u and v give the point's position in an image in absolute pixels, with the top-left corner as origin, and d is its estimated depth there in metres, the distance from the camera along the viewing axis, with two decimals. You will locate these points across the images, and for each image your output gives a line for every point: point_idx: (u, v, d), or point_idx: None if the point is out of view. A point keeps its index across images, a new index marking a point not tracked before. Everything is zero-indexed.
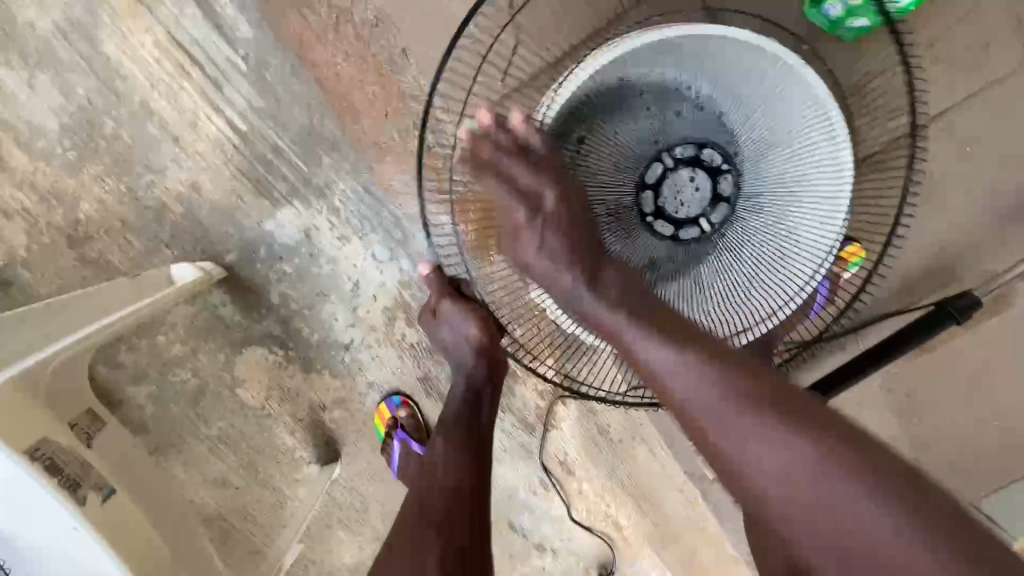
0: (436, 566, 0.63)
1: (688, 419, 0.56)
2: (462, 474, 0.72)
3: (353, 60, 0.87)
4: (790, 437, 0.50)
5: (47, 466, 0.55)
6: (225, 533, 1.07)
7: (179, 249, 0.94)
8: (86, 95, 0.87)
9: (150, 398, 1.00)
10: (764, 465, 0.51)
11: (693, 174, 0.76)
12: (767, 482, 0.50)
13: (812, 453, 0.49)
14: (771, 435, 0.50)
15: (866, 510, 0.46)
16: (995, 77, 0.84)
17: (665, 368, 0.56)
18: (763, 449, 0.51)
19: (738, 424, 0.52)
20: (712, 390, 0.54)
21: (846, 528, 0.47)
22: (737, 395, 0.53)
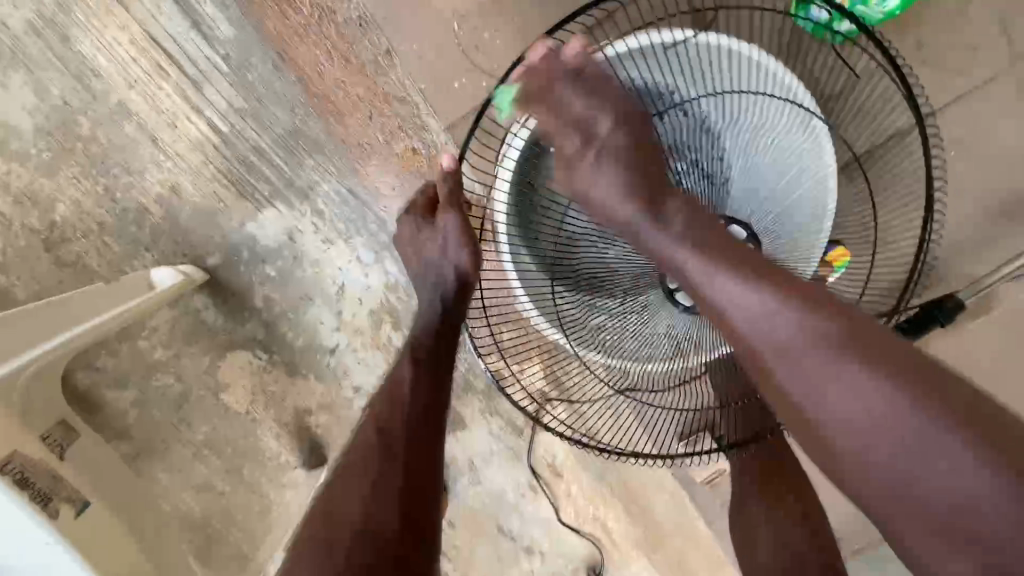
0: (402, 479, 0.64)
1: (772, 377, 0.50)
2: (416, 389, 0.70)
3: (336, 60, 0.85)
4: (881, 388, 0.45)
5: (18, 480, 0.54)
6: (210, 538, 1.05)
7: (160, 253, 0.92)
8: (62, 95, 0.84)
9: (131, 403, 0.98)
10: (836, 410, 0.46)
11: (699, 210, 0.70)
12: (860, 432, 0.45)
13: (885, 403, 0.44)
14: (837, 383, 0.46)
15: (962, 461, 0.42)
16: (979, 81, 0.85)
17: (737, 302, 0.52)
18: (830, 379, 0.47)
19: (825, 365, 0.47)
20: (802, 347, 0.48)
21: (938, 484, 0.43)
22: (834, 339, 0.47)
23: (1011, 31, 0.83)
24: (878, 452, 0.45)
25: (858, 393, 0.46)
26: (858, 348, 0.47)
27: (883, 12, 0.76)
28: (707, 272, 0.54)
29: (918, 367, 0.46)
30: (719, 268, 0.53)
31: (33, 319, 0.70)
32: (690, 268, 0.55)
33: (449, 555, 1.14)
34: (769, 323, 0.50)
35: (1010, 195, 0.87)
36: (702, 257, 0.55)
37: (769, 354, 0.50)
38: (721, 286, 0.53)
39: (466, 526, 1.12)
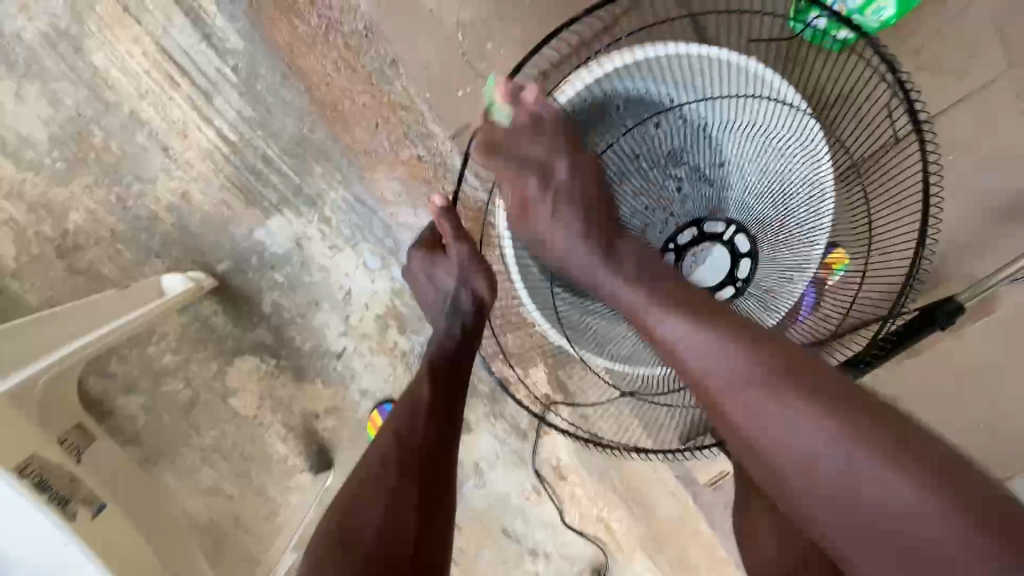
0: (416, 492, 0.66)
1: (733, 431, 0.55)
2: (432, 393, 0.73)
3: (343, 70, 0.87)
4: (832, 432, 0.48)
5: (37, 482, 0.55)
6: (218, 542, 1.07)
7: (171, 259, 0.94)
8: (75, 106, 0.86)
9: (142, 408, 1.00)
10: (793, 444, 0.50)
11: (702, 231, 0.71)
12: (811, 454, 0.49)
13: (829, 430, 0.49)
14: (779, 412, 0.51)
15: (895, 488, 0.45)
16: (977, 86, 0.86)
17: (688, 339, 0.57)
18: (775, 415, 0.52)
19: (766, 401, 0.52)
20: (739, 365, 0.55)
21: (876, 518, 0.46)
22: (767, 371, 0.53)
23: (1007, 36, 0.85)
24: (820, 470, 0.49)
25: (798, 426, 0.50)
26: (805, 389, 0.51)
27: (879, 22, 0.78)
28: (658, 313, 0.60)
29: (884, 411, 0.50)
30: (671, 310, 0.60)
31: (48, 326, 0.71)
32: (641, 305, 0.62)
33: (455, 557, 1.15)
34: (717, 360, 0.56)
35: (1010, 198, 0.88)
36: (653, 296, 0.61)
37: (727, 398, 0.55)
38: (671, 327, 0.59)
39: (472, 529, 1.13)
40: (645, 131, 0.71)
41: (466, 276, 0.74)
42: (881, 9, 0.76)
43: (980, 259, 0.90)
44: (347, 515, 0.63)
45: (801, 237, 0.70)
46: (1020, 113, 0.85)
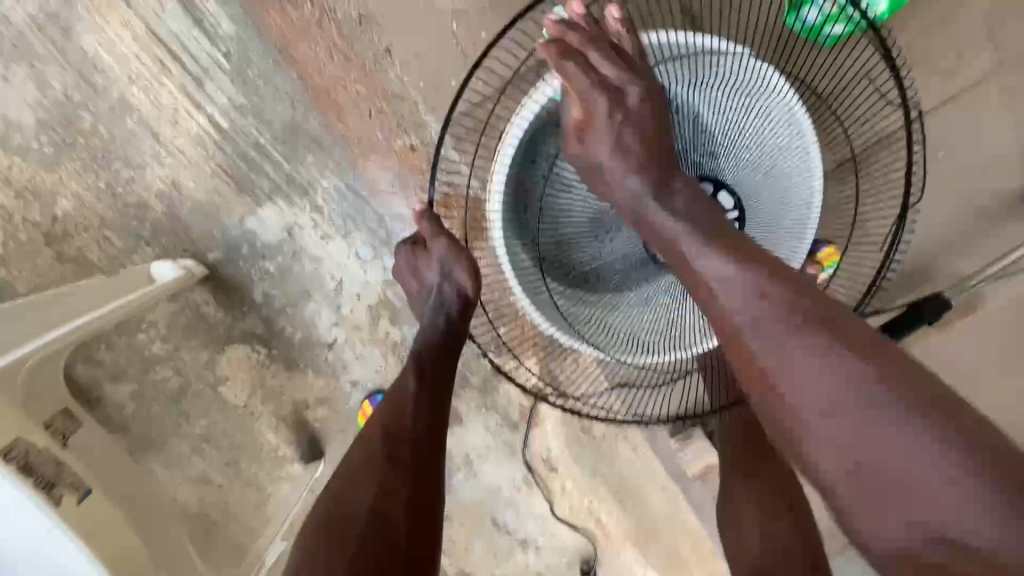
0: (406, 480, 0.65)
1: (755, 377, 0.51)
2: (418, 406, 0.70)
3: (336, 58, 0.86)
4: (864, 378, 0.45)
5: (23, 467, 0.55)
6: (208, 530, 1.07)
7: (160, 247, 0.93)
8: (64, 90, 0.85)
9: (131, 397, 1.00)
10: (846, 434, 0.45)
11: None
12: (858, 453, 0.44)
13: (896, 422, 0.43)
14: (850, 398, 0.45)
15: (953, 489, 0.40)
16: (967, 84, 0.87)
17: (749, 319, 0.51)
18: (833, 416, 0.46)
19: (841, 402, 0.45)
20: (801, 349, 0.48)
21: (921, 486, 0.42)
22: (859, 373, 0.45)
23: (998, 35, 0.85)
24: (855, 467, 0.44)
25: (862, 419, 0.44)
26: (847, 343, 0.47)
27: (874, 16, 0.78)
28: (711, 260, 0.55)
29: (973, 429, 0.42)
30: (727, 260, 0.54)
31: (36, 313, 0.70)
32: (693, 264, 0.56)
33: (445, 548, 1.15)
34: (777, 339, 0.49)
35: (997, 197, 0.89)
36: (728, 257, 0.54)
37: (757, 343, 0.51)
38: (739, 309, 0.52)
39: (462, 520, 1.14)
40: None
41: (451, 273, 0.73)
42: (875, 2, 0.76)
43: (966, 256, 0.91)
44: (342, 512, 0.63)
45: (785, 233, 0.71)
46: (1009, 112, 0.86)
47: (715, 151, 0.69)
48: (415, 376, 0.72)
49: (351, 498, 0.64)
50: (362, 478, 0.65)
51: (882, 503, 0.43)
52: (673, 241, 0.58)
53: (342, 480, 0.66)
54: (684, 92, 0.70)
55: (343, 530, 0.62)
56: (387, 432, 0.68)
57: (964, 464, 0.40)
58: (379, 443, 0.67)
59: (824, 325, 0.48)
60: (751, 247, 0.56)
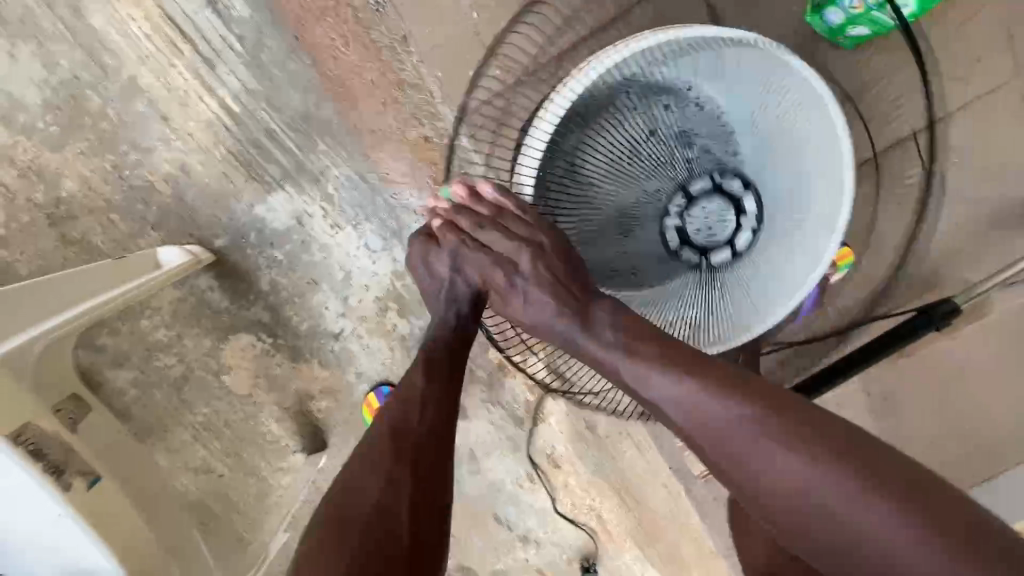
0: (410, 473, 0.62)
1: (709, 445, 0.54)
2: (428, 393, 0.67)
3: (352, 45, 0.85)
4: (811, 475, 0.48)
5: (32, 451, 0.53)
6: (208, 520, 1.06)
7: (166, 232, 0.92)
8: (71, 69, 0.83)
9: (132, 383, 0.98)
10: (781, 476, 0.49)
11: (710, 202, 0.77)
12: (788, 492, 0.49)
13: (809, 463, 0.48)
14: (772, 452, 0.50)
15: (881, 523, 0.45)
16: (983, 91, 0.87)
17: (667, 397, 0.56)
18: (756, 463, 0.51)
19: (749, 449, 0.51)
20: (716, 416, 0.53)
21: (867, 555, 0.46)
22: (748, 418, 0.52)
23: (1016, 42, 0.85)
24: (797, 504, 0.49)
25: (779, 464, 0.50)
26: (787, 420, 0.51)
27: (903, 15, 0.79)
28: (637, 373, 0.59)
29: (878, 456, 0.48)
30: (658, 369, 0.57)
31: (45, 296, 0.69)
32: (622, 372, 0.60)
33: None
34: (692, 403, 0.55)
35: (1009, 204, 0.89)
36: (624, 354, 0.60)
37: (720, 456, 0.53)
38: (660, 394, 0.57)
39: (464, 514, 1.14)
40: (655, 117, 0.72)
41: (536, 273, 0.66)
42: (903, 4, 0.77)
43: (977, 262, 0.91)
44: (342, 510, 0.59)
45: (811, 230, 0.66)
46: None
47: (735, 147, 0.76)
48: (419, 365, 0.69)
49: (351, 488, 0.61)
50: (364, 473, 0.61)
51: (845, 565, 0.47)
52: (599, 358, 0.62)
53: (345, 479, 0.62)
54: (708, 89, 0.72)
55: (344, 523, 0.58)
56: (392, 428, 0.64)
57: (906, 528, 0.44)
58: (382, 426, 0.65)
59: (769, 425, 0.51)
60: (676, 344, 0.60)
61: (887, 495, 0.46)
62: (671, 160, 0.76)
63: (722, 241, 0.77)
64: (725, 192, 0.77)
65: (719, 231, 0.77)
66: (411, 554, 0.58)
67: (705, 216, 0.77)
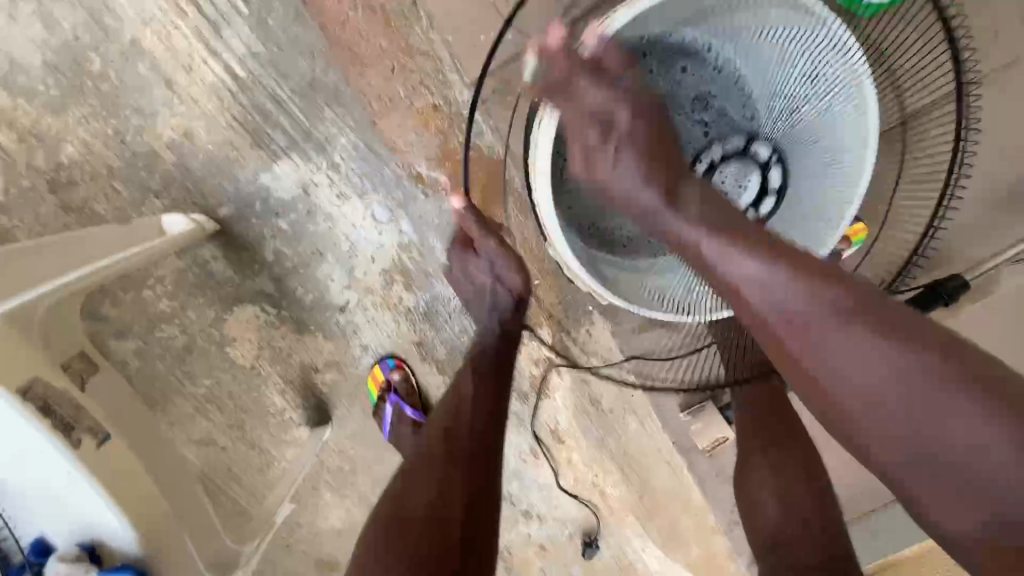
0: (463, 473, 0.66)
1: (778, 347, 0.52)
2: (478, 391, 0.72)
3: (361, 9, 0.83)
4: (914, 368, 0.45)
5: (42, 407, 0.53)
6: (211, 492, 1.06)
7: (170, 200, 0.90)
8: (72, 30, 0.81)
9: (136, 354, 0.98)
10: (858, 384, 0.47)
11: (738, 171, 0.70)
12: (860, 389, 0.47)
13: (910, 360, 0.45)
14: (863, 346, 0.46)
15: (976, 426, 0.42)
16: (998, 65, 0.86)
17: (750, 276, 0.52)
18: (840, 364, 0.48)
19: (835, 337, 0.48)
20: (807, 300, 0.49)
21: (968, 463, 0.43)
22: (839, 309, 0.48)
23: None
24: (879, 403, 0.46)
25: (860, 356, 0.47)
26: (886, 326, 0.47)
27: None
28: (720, 252, 0.53)
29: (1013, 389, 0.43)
30: (747, 254, 0.52)
31: (41, 257, 0.66)
32: (705, 253, 0.55)
33: None
34: (775, 293, 0.51)
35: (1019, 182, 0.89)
36: (714, 238, 0.54)
37: (800, 337, 0.50)
38: (743, 267, 0.52)
39: None
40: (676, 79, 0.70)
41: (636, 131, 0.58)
42: None
43: (986, 240, 0.91)
44: (401, 508, 0.64)
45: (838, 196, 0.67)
46: None
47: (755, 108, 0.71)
48: (468, 378, 0.74)
49: (411, 491, 0.65)
50: (417, 469, 0.67)
51: (934, 477, 0.44)
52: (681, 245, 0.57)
53: (405, 481, 0.66)
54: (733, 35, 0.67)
55: (403, 529, 0.62)
56: (445, 426, 0.69)
57: (1010, 432, 0.41)
58: (437, 431, 0.70)
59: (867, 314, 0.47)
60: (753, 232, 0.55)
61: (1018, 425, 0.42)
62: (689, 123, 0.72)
63: (750, 205, 0.72)
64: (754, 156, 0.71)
65: (749, 189, 0.70)
66: (466, 533, 0.62)
67: (734, 180, 0.70)
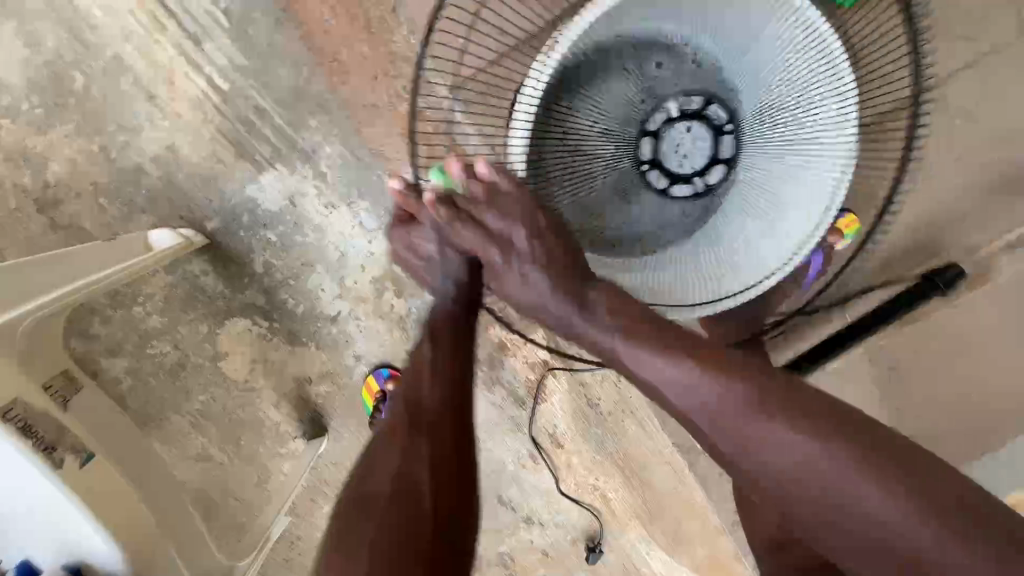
0: (429, 448, 0.61)
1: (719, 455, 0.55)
2: (441, 361, 0.68)
3: (341, 18, 0.83)
4: (818, 445, 0.49)
5: (21, 427, 0.52)
6: (208, 509, 1.05)
7: (157, 215, 0.90)
8: (55, 48, 0.81)
9: (128, 371, 0.97)
10: (769, 464, 0.51)
11: (694, 131, 0.73)
12: (778, 480, 0.51)
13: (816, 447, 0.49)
14: (769, 432, 0.51)
15: (878, 495, 0.46)
16: (986, 50, 0.85)
17: (664, 381, 0.57)
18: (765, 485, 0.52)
19: (746, 422, 0.52)
20: (718, 402, 0.54)
21: (872, 531, 0.46)
22: (748, 403, 0.53)
23: None
24: (786, 495, 0.50)
25: (771, 444, 0.51)
26: (793, 415, 0.51)
27: None
28: (637, 357, 0.59)
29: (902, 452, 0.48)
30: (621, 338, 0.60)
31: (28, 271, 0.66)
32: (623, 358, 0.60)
33: None
34: (689, 384, 0.56)
35: (1012, 167, 0.88)
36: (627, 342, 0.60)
37: (715, 424, 0.54)
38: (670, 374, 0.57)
39: None
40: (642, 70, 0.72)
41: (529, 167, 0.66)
42: None
43: (980, 227, 0.90)
44: (363, 496, 0.59)
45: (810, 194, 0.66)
46: None
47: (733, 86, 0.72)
48: (442, 345, 0.69)
49: (374, 475, 0.61)
50: (391, 458, 0.61)
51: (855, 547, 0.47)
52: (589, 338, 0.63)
53: (380, 462, 0.61)
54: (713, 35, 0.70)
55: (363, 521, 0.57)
56: (409, 400, 0.65)
57: (909, 500, 0.45)
58: (399, 407, 0.65)
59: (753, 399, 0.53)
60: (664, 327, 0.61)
61: (917, 499, 0.45)
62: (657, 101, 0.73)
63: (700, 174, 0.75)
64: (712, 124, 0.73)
65: (696, 156, 0.74)
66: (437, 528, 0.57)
67: (691, 144, 0.73)
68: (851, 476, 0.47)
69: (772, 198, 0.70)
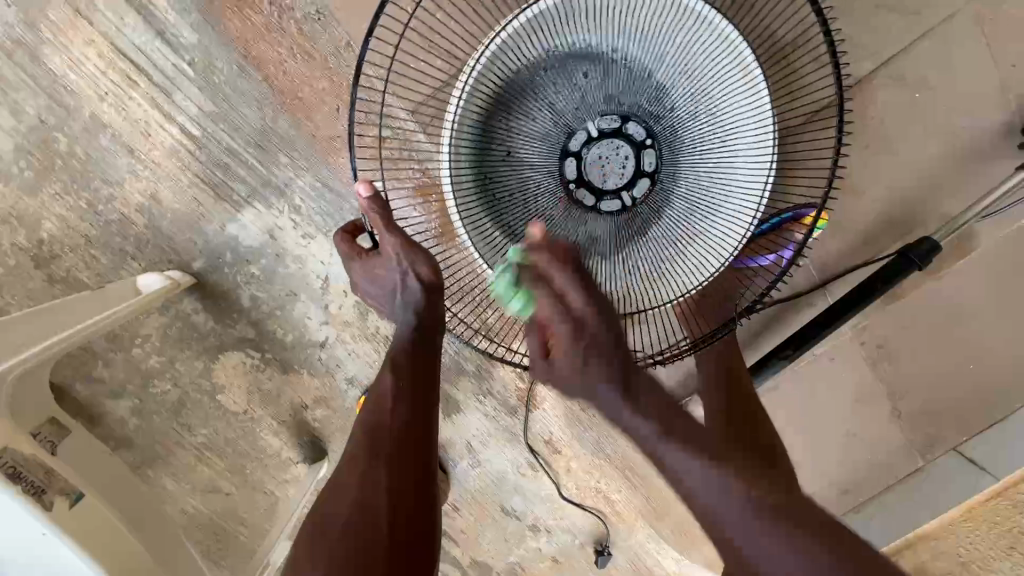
0: (389, 475, 0.63)
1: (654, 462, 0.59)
2: (399, 387, 0.70)
3: (299, 58, 0.87)
4: (738, 491, 0.54)
5: (11, 474, 0.55)
6: (221, 538, 1.09)
7: (146, 261, 0.94)
8: (37, 114, 0.87)
9: (133, 411, 1.02)
10: (696, 492, 0.56)
11: (617, 147, 0.76)
12: (707, 506, 0.55)
13: (738, 501, 0.54)
14: (687, 460, 0.56)
15: (777, 545, 0.51)
16: (937, 20, 0.84)
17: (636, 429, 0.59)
18: (691, 492, 0.56)
19: (662, 445, 0.58)
20: (675, 457, 0.57)
21: None
22: (709, 492, 0.55)
23: None
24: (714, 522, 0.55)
25: (692, 469, 0.56)
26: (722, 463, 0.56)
27: None
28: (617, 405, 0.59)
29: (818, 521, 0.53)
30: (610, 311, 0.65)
31: (16, 328, 0.70)
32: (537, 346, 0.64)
33: (456, 538, 1.16)
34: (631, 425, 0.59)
35: (979, 133, 0.87)
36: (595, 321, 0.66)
37: (687, 483, 0.56)
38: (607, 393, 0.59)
39: (471, 508, 1.14)
40: (571, 79, 0.74)
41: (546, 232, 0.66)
42: None
43: (955, 196, 0.89)
44: (322, 520, 0.62)
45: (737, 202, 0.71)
46: (983, 45, 0.84)
47: (664, 96, 0.74)
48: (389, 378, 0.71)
49: (336, 500, 0.63)
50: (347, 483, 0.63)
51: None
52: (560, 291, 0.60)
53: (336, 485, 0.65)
54: (632, 47, 0.72)
55: (335, 543, 0.59)
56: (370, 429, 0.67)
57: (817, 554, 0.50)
58: (362, 432, 0.68)
59: (676, 422, 0.59)
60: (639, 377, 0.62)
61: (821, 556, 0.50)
62: (584, 112, 0.75)
63: (624, 189, 0.77)
64: (632, 139, 0.76)
65: (619, 173, 0.76)
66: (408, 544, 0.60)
67: (611, 157, 0.76)
68: (760, 529, 0.52)
69: (705, 201, 0.73)
